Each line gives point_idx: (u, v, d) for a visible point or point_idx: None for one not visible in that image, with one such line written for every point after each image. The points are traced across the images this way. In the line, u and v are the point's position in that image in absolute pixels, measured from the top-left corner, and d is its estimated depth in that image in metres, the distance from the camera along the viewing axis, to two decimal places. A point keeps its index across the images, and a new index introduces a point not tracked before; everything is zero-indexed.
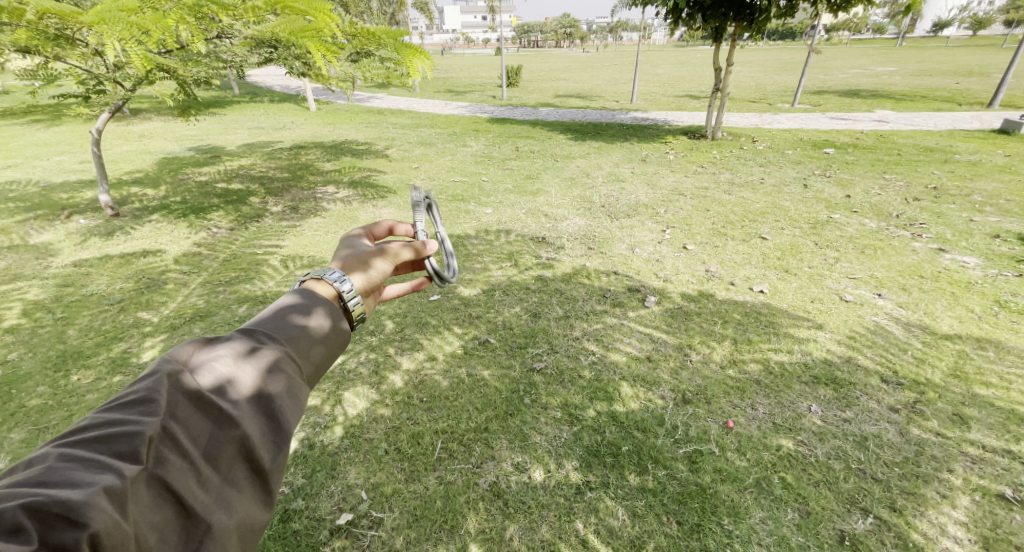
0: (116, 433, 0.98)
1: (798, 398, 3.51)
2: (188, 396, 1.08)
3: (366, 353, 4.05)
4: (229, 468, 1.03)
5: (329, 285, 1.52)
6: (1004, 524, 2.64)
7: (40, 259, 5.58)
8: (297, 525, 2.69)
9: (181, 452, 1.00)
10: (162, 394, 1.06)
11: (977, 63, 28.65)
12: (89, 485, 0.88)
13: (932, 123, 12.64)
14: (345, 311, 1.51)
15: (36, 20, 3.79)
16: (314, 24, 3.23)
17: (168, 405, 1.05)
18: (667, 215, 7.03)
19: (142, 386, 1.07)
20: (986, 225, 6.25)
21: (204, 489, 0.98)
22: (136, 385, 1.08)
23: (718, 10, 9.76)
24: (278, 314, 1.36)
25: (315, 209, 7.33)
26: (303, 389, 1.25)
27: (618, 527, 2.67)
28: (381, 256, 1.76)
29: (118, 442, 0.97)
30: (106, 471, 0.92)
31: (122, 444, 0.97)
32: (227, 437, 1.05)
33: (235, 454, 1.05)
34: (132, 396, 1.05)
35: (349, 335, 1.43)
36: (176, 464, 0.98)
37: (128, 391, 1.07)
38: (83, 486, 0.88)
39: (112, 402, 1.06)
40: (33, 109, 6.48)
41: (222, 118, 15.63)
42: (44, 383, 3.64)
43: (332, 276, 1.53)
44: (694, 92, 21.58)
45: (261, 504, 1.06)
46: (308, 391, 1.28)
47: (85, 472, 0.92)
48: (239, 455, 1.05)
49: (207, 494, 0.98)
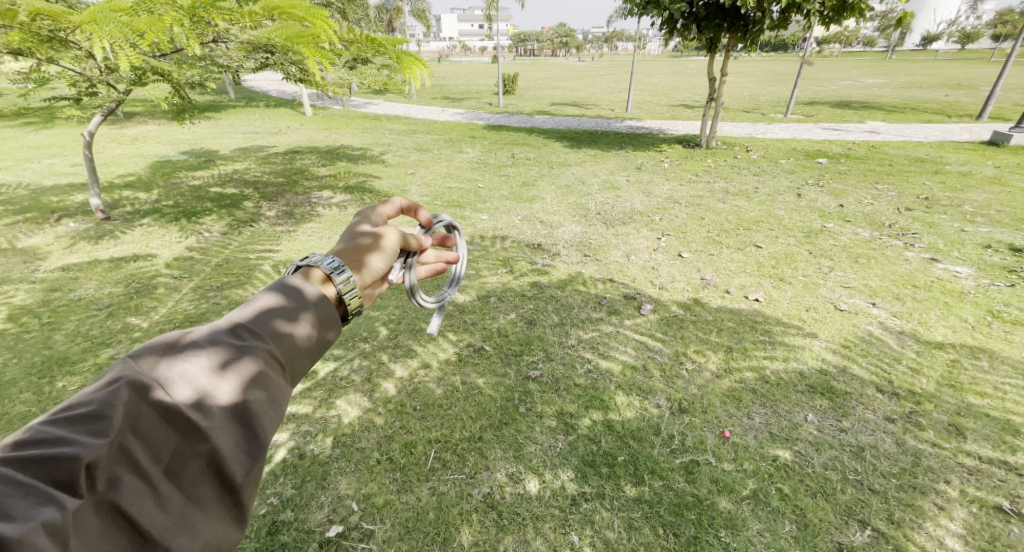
0: (62, 454, 0.92)
1: (794, 408, 3.49)
2: (152, 409, 1.03)
3: (359, 361, 3.99)
4: (194, 485, 1.00)
5: (330, 283, 1.51)
6: (1002, 537, 2.62)
7: (28, 263, 5.49)
8: (286, 537, 2.62)
9: (140, 472, 0.96)
10: (119, 409, 1.00)
11: (967, 76, 29.16)
12: (27, 519, 0.83)
13: (923, 135, 12.79)
14: (339, 301, 1.51)
15: (30, 21, 3.74)
16: (309, 29, 3.17)
17: (128, 419, 1.00)
18: (662, 223, 7.05)
19: (99, 398, 1.01)
20: (977, 235, 6.31)
21: (164, 510, 0.95)
22: (92, 395, 1.02)
23: (712, 21, 9.82)
24: (262, 311, 1.30)
25: (308, 214, 7.29)
26: (284, 395, 1.22)
27: (614, 539, 2.63)
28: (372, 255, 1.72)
29: (64, 466, 0.91)
30: (47, 502, 0.87)
31: (67, 467, 0.91)
32: (193, 452, 1.02)
33: (202, 470, 1.02)
34: (86, 410, 0.99)
35: (335, 337, 1.39)
36: (133, 485, 0.94)
37: (84, 402, 1.01)
38: (19, 520, 0.82)
39: (65, 413, 1.00)
40: (24, 111, 6.40)
41: (217, 123, 15.54)
42: (28, 390, 3.54)
43: (329, 269, 1.51)
44: (688, 102, 21.72)
45: (230, 520, 1.04)
46: (289, 395, 1.24)
47: (23, 501, 0.86)
48: (207, 471, 1.02)
49: (167, 516, 0.95)
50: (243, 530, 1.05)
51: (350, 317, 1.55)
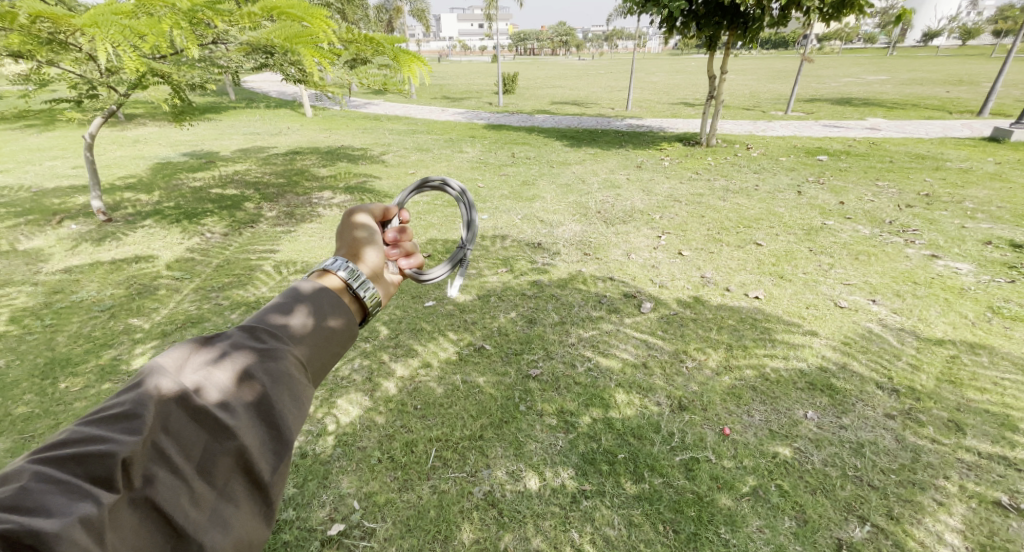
0: (96, 451, 0.94)
1: (794, 405, 3.50)
2: (180, 407, 1.04)
3: (360, 360, 4.01)
4: (225, 482, 1.00)
5: (331, 275, 1.50)
6: (1001, 532, 2.63)
7: (29, 265, 5.51)
8: (288, 536, 2.64)
9: (172, 469, 0.97)
10: (149, 409, 1.01)
11: (970, 72, 29.07)
12: (64, 516, 0.84)
13: (924, 131, 12.78)
14: (357, 300, 1.50)
15: (28, 24, 3.75)
16: (308, 28, 3.16)
17: (158, 418, 1.01)
18: (662, 221, 7.06)
19: (129, 399, 1.03)
20: (978, 231, 6.30)
21: (198, 506, 0.96)
22: (121, 398, 1.04)
23: (711, 18, 9.82)
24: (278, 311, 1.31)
25: (309, 214, 7.30)
26: (308, 392, 1.22)
27: (614, 536, 2.65)
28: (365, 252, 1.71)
29: (99, 463, 0.93)
30: (85, 497, 0.89)
31: (102, 464, 0.93)
32: (222, 449, 1.02)
33: (232, 467, 1.02)
34: (118, 410, 1.01)
35: (354, 332, 1.40)
36: (166, 482, 0.95)
37: (114, 405, 1.03)
38: (59, 516, 0.85)
39: (99, 415, 1.02)
40: (25, 114, 6.41)
41: (218, 124, 15.58)
42: (31, 391, 3.57)
43: (337, 266, 1.52)
44: (689, 100, 21.68)
45: (260, 518, 1.04)
46: (312, 392, 1.24)
47: (62, 498, 0.88)
48: (236, 468, 1.02)
49: (200, 513, 0.95)
50: (273, 528, 1.05)
51: (372, 313, 1.53)
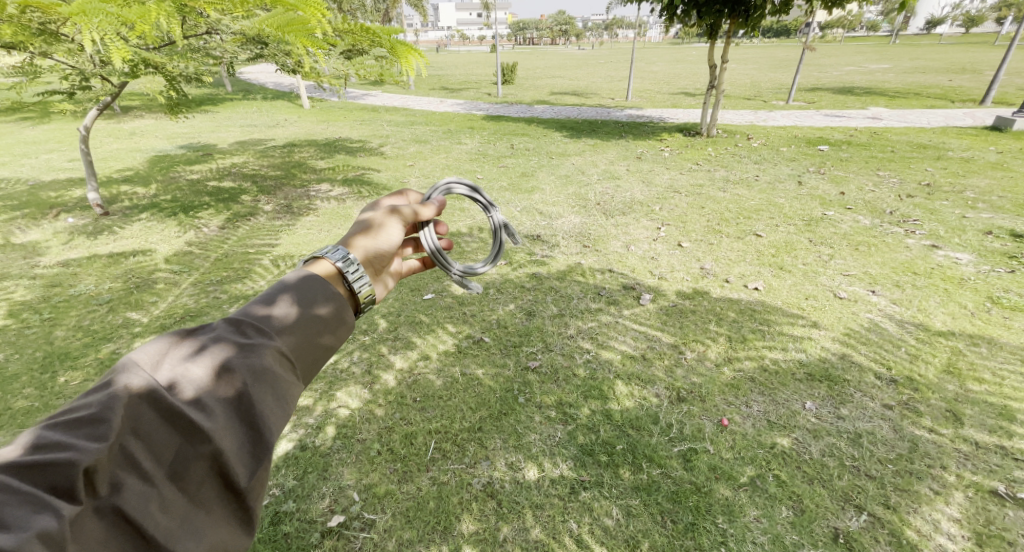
0: (59, 459, 0.93)
1: (792, 395, 3.50)
2: (152, 408, 1.04)
3: (359, 352, 4.01)
4: (198, 488, 1.01)
5: (324, 262, 1.54)
6: (997, 520, 2.65)
7: (27, 259, 5.50)
8: (288, 527, 2.66)
9: (142, 475, 0.97)
10: (117, 412, 1.00)
11: (971, 62, 28.87)
12: (23, 529, 0.83)
13: (926, 120, 12.73)
14: (352, 293, 1.53)
15: (19, 14, 3.68)
16: (301, 16, 3.07)
17: (129, 420, 1.01)
18: (662, 212, 7.03)
19: (97, 401, 1.02)
20: (979, 221, 6.27)
21: (168, 513, 0.96)
22: (90, 400, 1.04)
23: (713, 7, 9.62)
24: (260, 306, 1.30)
25: (307, 207, 7.28)
26: (290, 390, 1.22)
27: (612, 526, 2.66)
28: (365, 235, 1.76)
29: (63, 472, 0.92)
30: (45, 509, 0.88)
31: (64, 473, 0.92)
32: (196, 453, 1.03)
33: (206, 471, 1.03)
34: (85, 413, 1.00)
35: (350, 324, 1.42)
36: (136, 488, 0.95)
37: (82, 407, 1.02)
38: (16, 529, 0.83)
39: (65, 419, 1.01)
40: (18, 107, 6.33)
41: (215, 116, 15.47)
42: (30, 385, 3.57)
43: (339, 259, 1.54)
44: (688, 90, 21.50)
45: (237, 523, 1.05)
46: (296, 390, 1.25)
47: (19, 509, 0.87)
48: (211, 473, 1.03)
49: (171, 519, 0.95)
50: (251, 532, 1.06)
51: (363, 309, 1.57)
